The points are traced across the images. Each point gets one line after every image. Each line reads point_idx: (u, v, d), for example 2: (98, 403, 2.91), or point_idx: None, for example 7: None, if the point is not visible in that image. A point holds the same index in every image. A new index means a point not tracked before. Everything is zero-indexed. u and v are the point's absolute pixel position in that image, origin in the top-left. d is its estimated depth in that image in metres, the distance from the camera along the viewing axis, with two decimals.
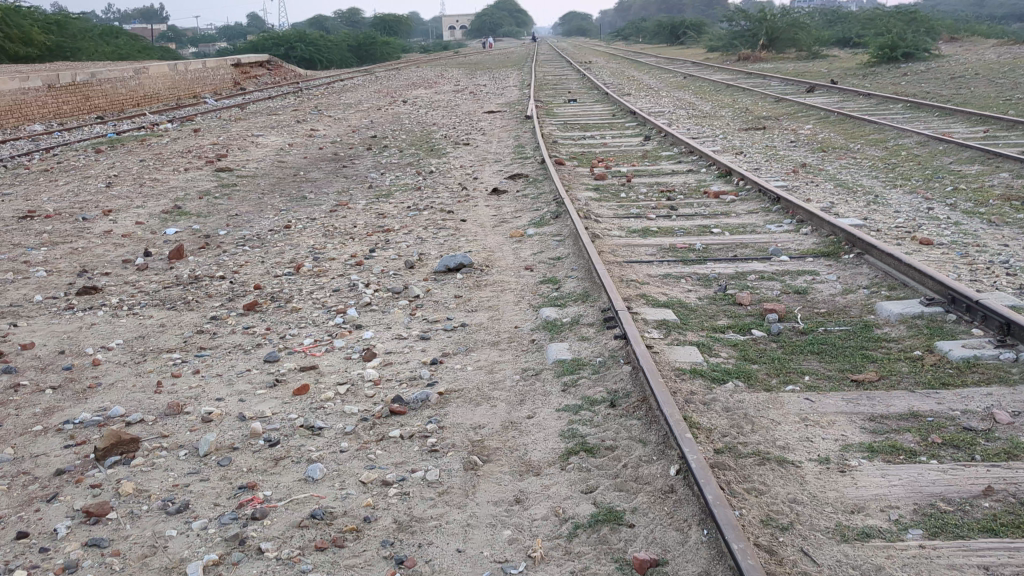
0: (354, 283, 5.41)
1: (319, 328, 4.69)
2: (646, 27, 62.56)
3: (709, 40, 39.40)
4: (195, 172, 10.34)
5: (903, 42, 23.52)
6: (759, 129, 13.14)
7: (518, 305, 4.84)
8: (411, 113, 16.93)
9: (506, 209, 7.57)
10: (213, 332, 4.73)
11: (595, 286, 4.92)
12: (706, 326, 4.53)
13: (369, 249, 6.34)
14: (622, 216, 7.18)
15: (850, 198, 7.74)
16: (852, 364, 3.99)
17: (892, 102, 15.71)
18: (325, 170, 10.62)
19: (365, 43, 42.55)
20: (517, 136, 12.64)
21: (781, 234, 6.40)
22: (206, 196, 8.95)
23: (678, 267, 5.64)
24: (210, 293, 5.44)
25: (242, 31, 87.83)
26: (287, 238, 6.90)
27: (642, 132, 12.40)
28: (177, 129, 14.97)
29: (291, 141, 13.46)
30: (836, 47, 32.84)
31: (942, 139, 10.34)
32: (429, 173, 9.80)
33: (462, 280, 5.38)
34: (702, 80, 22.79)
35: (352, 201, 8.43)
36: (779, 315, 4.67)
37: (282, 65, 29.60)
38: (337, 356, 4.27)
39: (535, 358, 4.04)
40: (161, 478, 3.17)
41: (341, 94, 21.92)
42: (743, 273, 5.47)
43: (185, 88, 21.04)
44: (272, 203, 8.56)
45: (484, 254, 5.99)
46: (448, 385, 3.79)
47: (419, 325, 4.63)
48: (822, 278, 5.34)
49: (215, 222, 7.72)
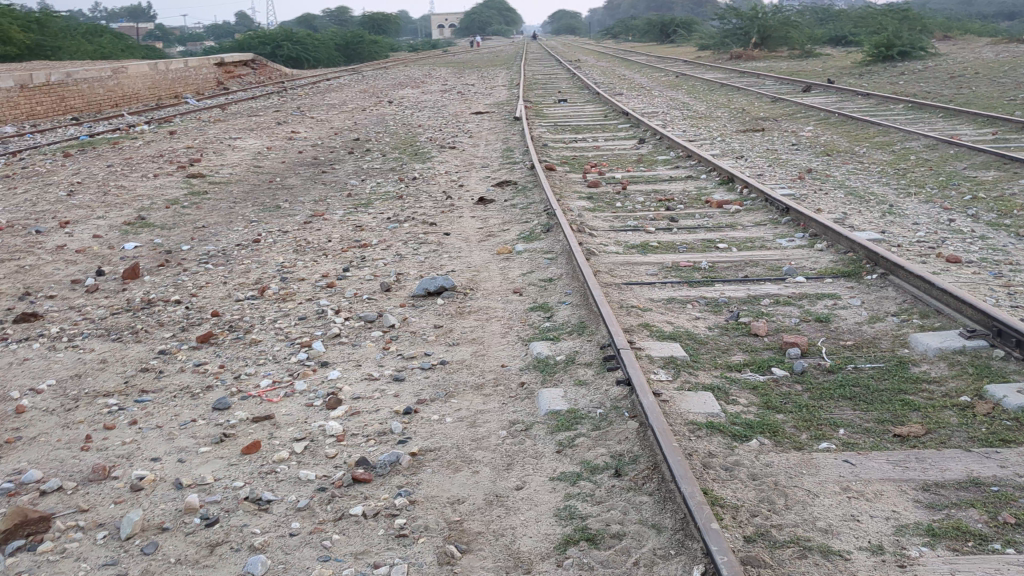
0: (322, 310, 4.84)
1: (279, 366, 4.12)
2: (635, 26, 62.12)
3: (700, 39, 38.92)
4: (165, 179, 9.74)
5: (898, 40, 23.07)
6: (757, 131, 12.64)
7: (507, 336, 4.29)
8: (396, 115, 16.35)
9: (493, 221, 7.02)
10: (158, 371, 4.14)
11: (592, 315, 4.37)
12: (720, 364, 4.00)
13: (342, 268, 5.78)
14: (618, 228, 6.64)
15: (862, 207, 7.22)
16: (893, 415, 3.48)
17: (893, 101, 15.23)
18: (303, 176, 10.04)
19: (352, 42, 41.96)
20: (506, 139, 12.12)
21: (793, 250, 5.87)
22: (175, 205, 8.36)
23: (683, 289, 5.09)
24: (161, 321, 4.85)
25: (231, 30, 86.70)
26: (254, 254, 6.32)
27: (636, 135, 11.87)
28: (152, 132, 14.35)
29: (269, 143, 12.86)
30: (830, 45, 32.42)
31: (952, 142, 9.84)
32: (412, 179, 9.25)
33: (443, 306, 4.82)
34: (694, 79, 22.29)
35: (329, 211, 7.85)
36: (802, 350, 4.14)
37: (267, 64, 28.95)
38: (298, 403, 3.70)
39: (525, 406, 3.48)
40: (69, 571, 2.58)
41: (325, 94, 21.31)
42: (756, 297, 4.93)
43: (166, 88, 20.39)
44: (244, 213, 7.98)
45: (468, 274, 5.44)
46: (424, 443, 3.23)
47: (393, 362, 4.07)
48: (845, 302, 4.82)
49: (179, 235, 7.12)
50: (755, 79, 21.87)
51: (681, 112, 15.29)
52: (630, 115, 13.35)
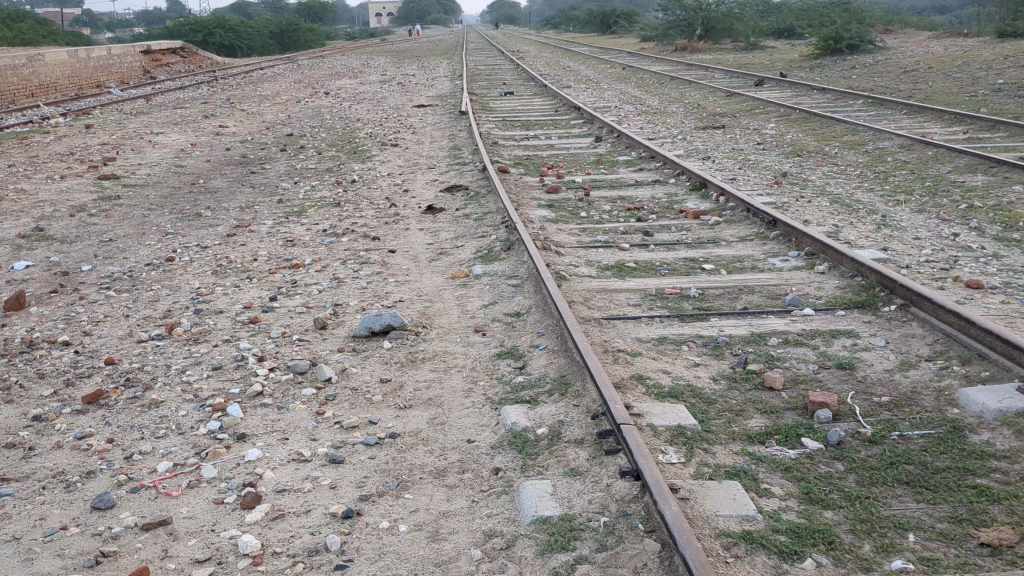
0: (243, 356, 3.97)
1: (186, 440, 3.26)
2: (575, 16, 61.39)
3: (643, 30, 38.35)
4: (73, 181, 8.70)
5: (846, 33, 22.63)
6: (718, 129, 11.94)
7: (470, 396, 3.47)
8: (332, 108, 15.40)
9: (443, 234, 6.20)
10: (26, 448, 3.24)
11: (575, 366, 3.58)
12: (738, 434, 3.23)
13: (269, 295, 4.91)
14: (587, 244, 5.86)
15: (852, 218, 6.52)
16: (971, 511, 2.73)
17: (851, 96, 14.68)
18: (229, 177, 9.09)
19: (288, 30, 40.67)
20: (452, 136, 11.30)
21: (790, 273, 5.12)
22: (81, 213, 7.38)
23: (674, 325, 4.33)
24: (42, 372, 3.92)
25: (162, 16, 84.20)
26: (166, 277, 5.41)
27: (591, 132, 11.11)
28: (66, 125, 13.20)
29: (195, 139, 11.82)
30: (775, 37, 32.07)
31: (930, 143, 9.22)
32: (350, 182, 8.37)
33: (391, 351, 3.99)
34: (641, 72, 21.62)
35: (257, 221, 6.94)
36: (833, 413, 3.39)
37: (197, 51, 27.55)
38: (206, 500, 2.85)
39: (503, 508, 2.66)
40: None
41: (257, 84, 20.27)
42: (762, 336, 4.18)
43: (87, 77, 19.07)
44: (159, 223, 7.03)
45: (419, 306, 4.60)
46: (369, 571, 2.40)
47: (331, 435, 3.23)
48: (867, 343, 4.10)
49: (81, 251, 6.16)
50: (705, 71, 21.23)
51: (635, 107, 14.57)
52: (583, 111, 12.60)
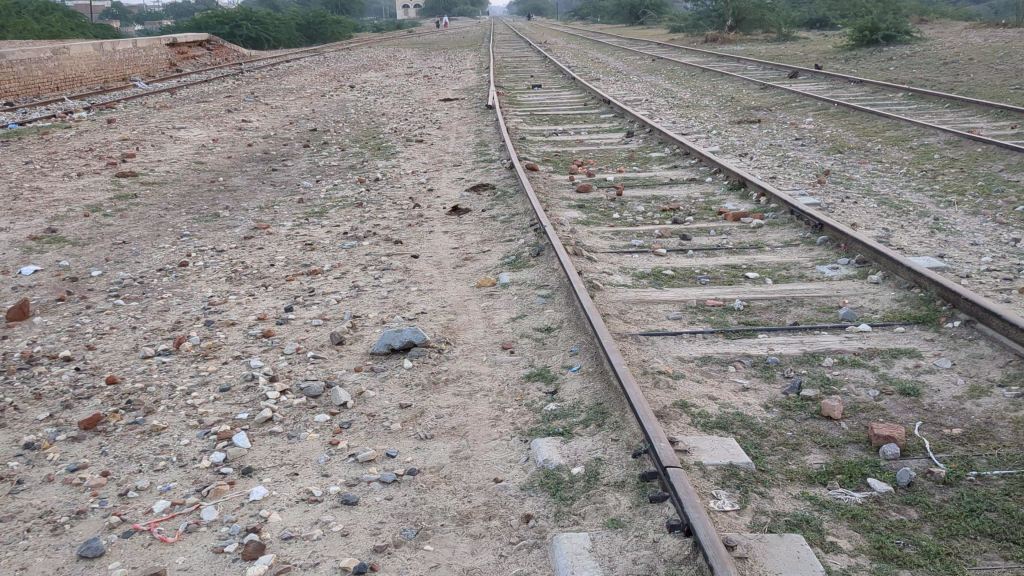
0: (254, 376, 3.68)
1: (188, 474, 2.97)
2: (603, 8, 60.84)
3: (672, 22, 37.82)
4: (90, 179, 8.46)
5: (883, 24, 22.08)
6: (753, 123, 11.55)
7: (498, 426, 3.16)
8: (357, 101, 15.13)
9: (470, 238, 5.89)
10: (14, 482, 2.97)
11: (612, 392, 3.26)
12: (797, 474, 2.90)
13: (284, 305, 4.63)
14: (621, 249, 5.54)
15: (902, 221, 6.15)
16: None
17: (891, 88, 14.20)
18: (250, 175, 8.84)
19: (315, 22, 40.44)
20: (478, 130, 10.99)
21: (841, 282, 4.77)
22: (95, 212, 7.13)
23: (718, 342, 4.00)
24: (38, 392, 3.65)
25: (190, 9, 84.30)
26: (178, 284, 5.14)
27: (623, 126, 10.76)
28: (88, 119, 13.00)
29: (216, 134, 11.58)
30: (807, 28, 31.48)
31: (978, 139, 8.80)
32: (373, 181, 8.08)
33: (413, 371, 3.69)
34: (671, 64, 21.20)
35: (276, 222, 6.66)
36: (901, 448, 3.06)
37: (223, 43, 27.35)
38: (204, 548, 2.55)
39: (537, 565, 2.36)
40: None
41: (282, 77, 20.04)
42: (816, 356, 3.85)
43: (113, 70, 18.89)
44: (176, 224, 6.77)
45: (444, 319, 4.30)
46: None
47: (345, 470, 2.94)
48: (931, 364, 3.75)
49: (93, 254, 5.90)
50: (737, 62, 20.78)
51: (667, 100, 14.19)
52: (613, 104, 12.25)
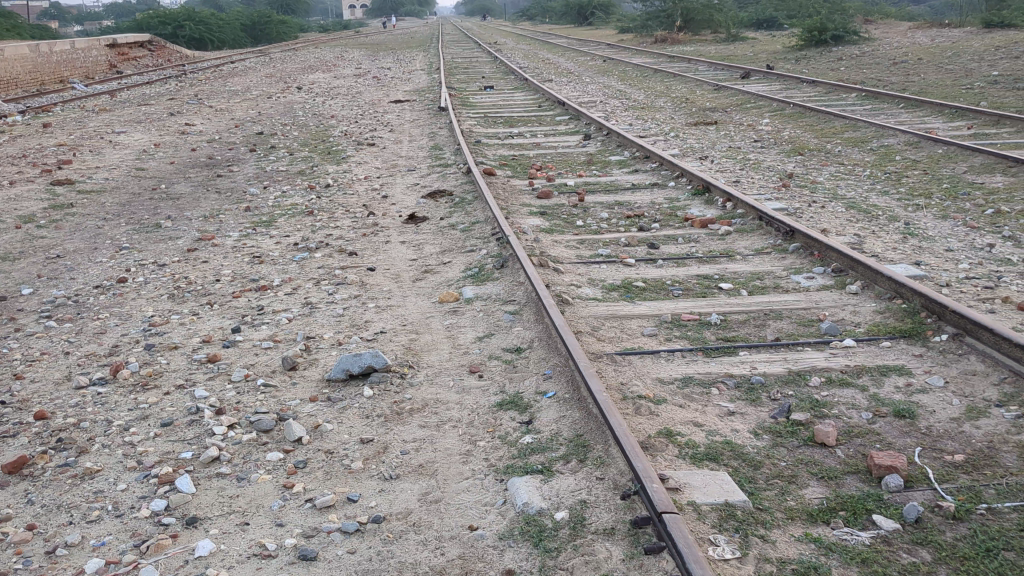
0: (199, 408, 3.37)
1: (124, 527, 2.65)
2: (550, 8, 60.74)
3: (621, 24, 37.77)
4: (23, 187, 8.03)
5: (831, 24, 22.11)
6: (710, 125, 11.37)
7: (469, 464, 2.89)
8: (305, 104, 14.74)
9: (428, 248, 5.61)
10: None
11: (592, 422, 3.00)
12: (798, 513, 2.66)
13: (231, 325, 4.31)
14: (588, 259, 5.29)
15: (873, 227, 5.97)
16: None
17: (844, 88, 14.15)
18: (194, 181, 8.46)
19: (259, 23, 39.75)
20: (431, 133, 10.70)
21: (819, 293, 4.57)
22: (28, 224, 6.73)
23: (698, 361, 3.76)
24: None
25: (131, 10, 82.72)
26: (117, 302, 4.80)
27: (579, 129, 10.54)
28: (23, 124, 12.48)
29: (159, 139, 11.16)
30: (755, 28, 31.56)
31: (939, 140, 8.69)
32: (325, 187, 7.76)
33: (373, 400, 3.40)
34: (622, 64, 21.07)
35: (222, 233, 6.32)
36: (904, 479, 2.83)
37: (166, 44, 26.71)
38: None
39: None
40: None
41: (228, 79, 19.55)
42: (804, 376, 3.62)
43: (50, 71, 18.28)
44: (114, 236, 6.39)
45: (404, 339, 4.02)
46: None
47: (301, 519, 2.64)
48: (923, 382, 3.54)
49: (24, 270, 5.52)
50: (688, 62, 20.68)
51: (621, 101, 14.01)
52: (569, 105, 12.01)
